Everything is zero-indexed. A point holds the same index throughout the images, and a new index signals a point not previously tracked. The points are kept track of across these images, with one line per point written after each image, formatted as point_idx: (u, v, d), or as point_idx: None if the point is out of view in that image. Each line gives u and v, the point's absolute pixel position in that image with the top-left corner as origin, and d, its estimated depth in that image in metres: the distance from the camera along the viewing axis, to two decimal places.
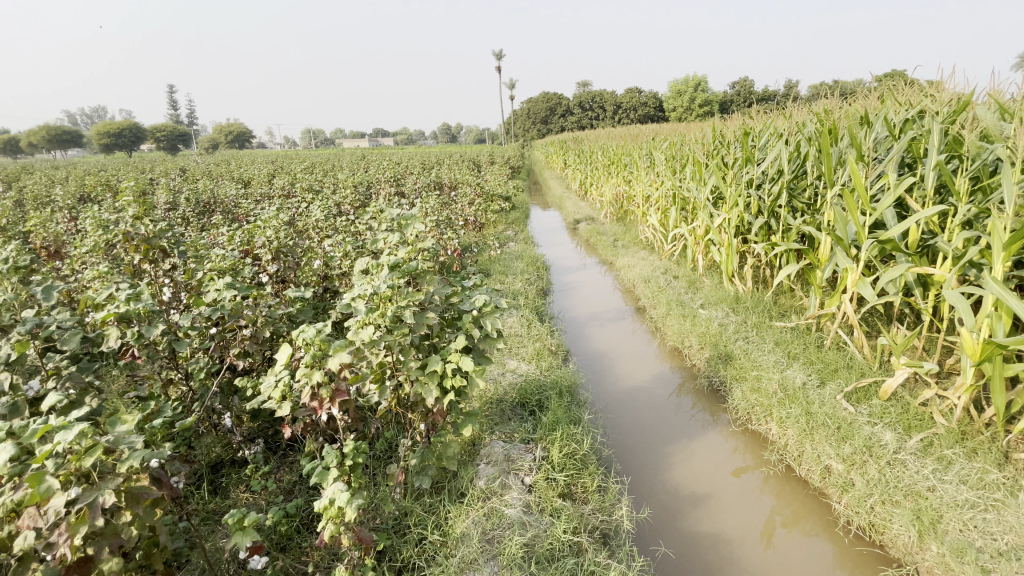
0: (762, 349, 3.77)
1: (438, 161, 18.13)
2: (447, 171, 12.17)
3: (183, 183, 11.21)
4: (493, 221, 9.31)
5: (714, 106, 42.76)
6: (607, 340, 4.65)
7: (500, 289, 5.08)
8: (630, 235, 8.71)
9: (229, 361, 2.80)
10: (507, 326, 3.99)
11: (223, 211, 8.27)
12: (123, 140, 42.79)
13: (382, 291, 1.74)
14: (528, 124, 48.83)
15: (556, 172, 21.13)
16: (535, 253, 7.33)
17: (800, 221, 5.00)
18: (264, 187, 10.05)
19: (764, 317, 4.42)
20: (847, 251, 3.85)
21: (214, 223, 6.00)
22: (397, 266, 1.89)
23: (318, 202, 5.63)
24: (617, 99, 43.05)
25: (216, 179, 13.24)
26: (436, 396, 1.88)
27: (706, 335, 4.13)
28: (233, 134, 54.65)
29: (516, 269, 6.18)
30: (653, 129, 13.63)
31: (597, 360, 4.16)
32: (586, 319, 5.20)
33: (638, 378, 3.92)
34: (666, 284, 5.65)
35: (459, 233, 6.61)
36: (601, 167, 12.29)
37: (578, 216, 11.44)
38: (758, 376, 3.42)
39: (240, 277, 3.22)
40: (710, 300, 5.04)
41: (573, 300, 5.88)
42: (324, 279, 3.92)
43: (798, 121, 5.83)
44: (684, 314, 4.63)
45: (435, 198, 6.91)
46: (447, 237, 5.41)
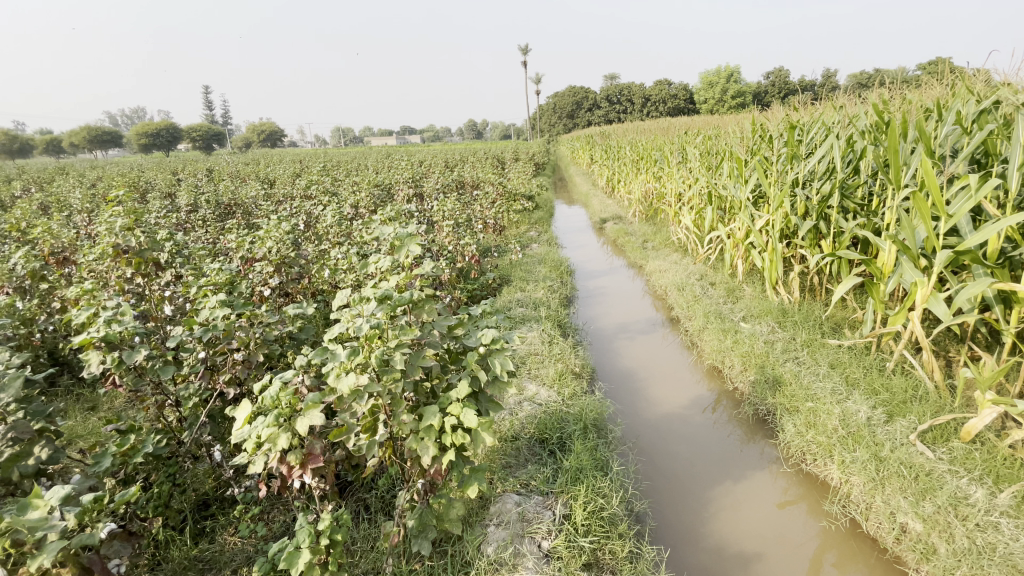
0: (815, 374, 3.34)
1: (461, 159, 17.87)
2: (469, 169, 11.87)
3: (208, 185, 11.31)
4: (515, 222, 8.97)
5: (747, 97, 41.44)
6: (636, 356, 4.26)
7: (521, 299, 4.76)
8: (661, 237, 8.23)
9: (219, 387, 2.56)
10: (527, 343, 3.66)
11: (242, 214, 8.18)
12: (159, 141, 44.08)
13: (364, 332, 1.43)
14: (554, 119, 48.16)
15: (582, 168, 20.66)
16: (559, 256, 6.96)
17: (855, 226, 4.50)
18: (285, 188, 9.96)
19: (815, 335, 3.96)
20: (915, 262, 3.38)
21: (228, 227, 5.85)
22: (387, 298, 1.55)
23: (332, 206, 5.42)
24: (645, 91, 42.04)
25: (240, 179, 13.28)
26: (434, 456, 1.55)
27: (749, 355, 3.72)
28: (264, 134, 55.73)
29: (538, 275, 5.83)
30: (684, 123, 13.01)
31: (627, 381, 3.79)
32: (614, 331, 4.82)
33: (673, 402, 3.53)
34: (702, 292, 5.21)
35: (479, 236, 6.30)
36: (629, 164, 11.79)
37: (605, 215, 10.99)
38: (812, 407, 3.00)
39: (237, 292, 2.98)
40: (752, 313, 4.60)
41: (600, 308, 5.50)
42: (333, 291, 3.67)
43: (849, 112, 5.30)
44: (722, 329, 4.21)
45: (454, 199, 6.62)
46: (465, 242, 5.10)
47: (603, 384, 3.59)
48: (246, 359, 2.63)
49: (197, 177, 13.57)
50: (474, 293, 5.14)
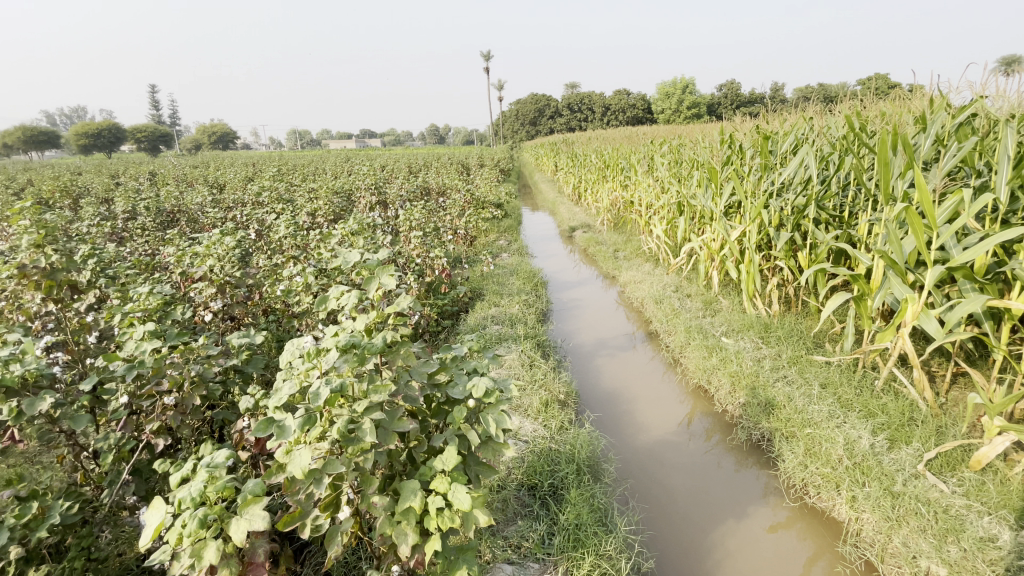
0: (808, 396, 3.19)
1: (425, 165, 17.44)
2: (433, 175, 11.48)
3: (150, 189, 10.47)
4: (483, 230, 8.67)
5: (701, 108, 42.87)
6: (619, 376, 4.02)
7: (495, 316, 4.46)
8: (631, 246, 8.10)
9: (148, 437, 2.16)
10: (504, 368, 3.36)
11: (188, 222, 7.55)
12: (100, 142, 41.47)
13: (324, 400, 1.08)
14: (517, 126, 48.15)
15: (546, 175, 20.61)
16: (531, 267, 6.69)
17: (832, 238, 4.44)
18: (236, 193, 9.32)
19: (801, 350, 3.84)
20: (903, 278, 3.31)
21: (169, 237, 5.30)
22: (353, 346, 1.21)
23: (286, 215, 4.97)
24: (605, 100, 42.72)
25: (187, 184, 12.46)
26: (415, 544, 1.23)
27: (737, 374, 3.55)
28: (215, 135, 53.29)
29: (511, 288, 5.55)
30: (648, 132, 13.09)
31: (613, 404, 3.54)
32: (593, 347, 4.56)
33: (662, 428, 3.30)
34: (680, 305, 5.05)
35: (447, 246, 5.97)
36: (596, 172, 11.69)
37: (573, 223, 10.81)
38: (811, 433, 2.84)
39: (171, 320, 2.56)
40: (733, 327, 4.45)
41: (576, 322, 5.25)
42: (286, 313, 3.26)
43: (821, 124, 5.31)
44: (706, 345, 4.03)
45: (420, 208, 6.26)
46: (434, 254, 4.76)
47: (589, 412, 3.31)
48: (179, 403, 2.22)
49: (140, 180, 12.67)
50: (444, 308, 4.80)
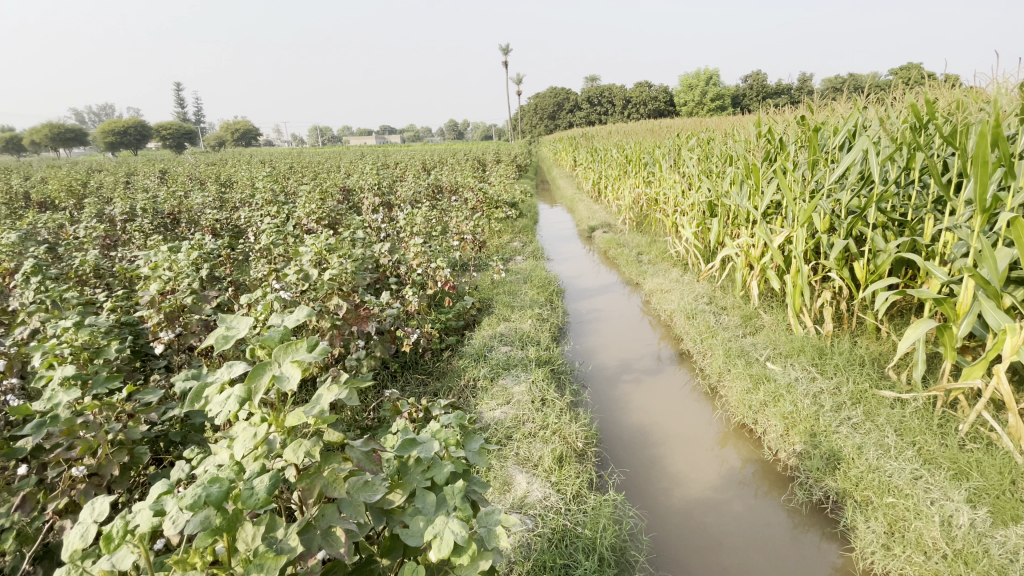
0: (882, 449, 2.60)
1: (441, 160, 17.00)
2: (447, 172, 10.98)
3: (158, 189, 10.21)
4: (496, 231, 8.15)
5: (725, 100, 41.63)
6: (646, 410, 3.46)
7: (504, 335, 3.95)
8: (656, 249, 7.48)
9: (51, 519, 1.70)
10: (511, 407, 2.83)
11: (189, 224, 7.22)
12: (127, 140, 42.15)
13: None
14: (536, 119, 47.42)
15: (565, 171, 19.95)
16: (546, 273, 6.16)
17: (897, 249, 3.81)
18: (243, 192, 8.99)
19: (865, 384, 3.25)
20: (999, 302, 2.70)
21: (155, 243, 4.92)
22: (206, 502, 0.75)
23: (276, 221, 4.53)
24: (625, 93, 41.70)
25: (199, 183, 12.27)
26: None
27: (792, 415, 2.97)
28: (236, 132, 54.06)
29: (524, 299, 5.01)
30: (672, 125, 12.39)
31: (641, 450, 2.99)
32: (616, 371, 4.00)
33: (701, 483, 2.75)
34: (715, 321, 4.46)
35: (455, 252, 5.47)
36: (617, 167, 11.05)
37: (593, 223, 10.19)
38: (893, 505, 2.28)
39: (102, 360, 2.10)
40: (778, 351, 3.85)
41: (596, 339, 4.70)
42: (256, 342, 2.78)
43: (879, 113, 4.64)
44: (750, 374, 3.46)
45: (426, 210, 5.77)
46: (436, 264, 4.24)
47: (612, 467, 2.76)
48: (95, 472, 1.79)
49: (150, 178, 12.46)
50: (448, 325, 4.29)
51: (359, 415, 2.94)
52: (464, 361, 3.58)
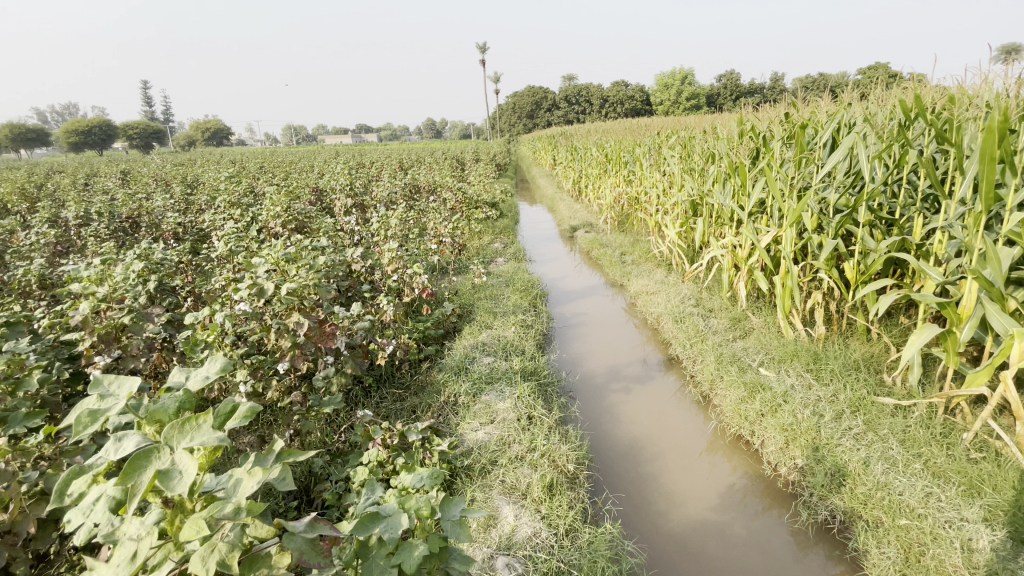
0: (889, 463, 2.46)
1: (418, 160, 16.64)
2: (424, 171, 10.67)
3: (117, 191, 9.66)
4: (476, 232, 7.90)
5: (700, 99, 42.11)
6: (637, 422, 3.27)
7: (486, 345, 3.72)
8: (640, 249, 7.33)
9: None
10: (495, 428, 2.61)
11: (149, 228, 6.79)
12: (90, 140, 40.59)
13: None
14: (514, 118, 47.20)
15: (545, 170, 19.80)
16: (529, 275, 5.95)
17: (890, 249, 3.71)
18: (208, 193, 8.53)
19: (862, 391, 3.13)
20: (1003, 305, 2.60)
21: (106, 249, 4.53)
22: None
23: (238, 225, 4.20)
24: (603, 92, 41.99)
25: (163, 184, 11.65)
26: None
27: (792, 427, 2.83)
28: (208, 131, 52.70)
29: (506, 305, 4.79)
30: (652, 124, 12.30)
31: (635, 469, 2.80)
32: (604, 380, 3.80)
33: (701, 504, 2.58)
34: (704, 325, 4.31)
35: (433, 255, 5.22)
36: (597, 166, 10.91)
37: (574, 222, 10.00)
38: (907, 527, 2.14)
39: (19, 394, 1.80)
40: (770, 356, 3.71)
41: (582, 345, 4.51)
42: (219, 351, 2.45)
43: (866, 110, 4.56)
44: (744, 382, 3.31)
45: (402, 211, 5.50)
46: (412, 270, 3.98)
47: (606, 493, 2.55)
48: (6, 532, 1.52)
49: (113, 179, 11.88)
50: (426, 334, 4.04)
51: (328, 440, 2.68)
52: (443, 374, 3.34)
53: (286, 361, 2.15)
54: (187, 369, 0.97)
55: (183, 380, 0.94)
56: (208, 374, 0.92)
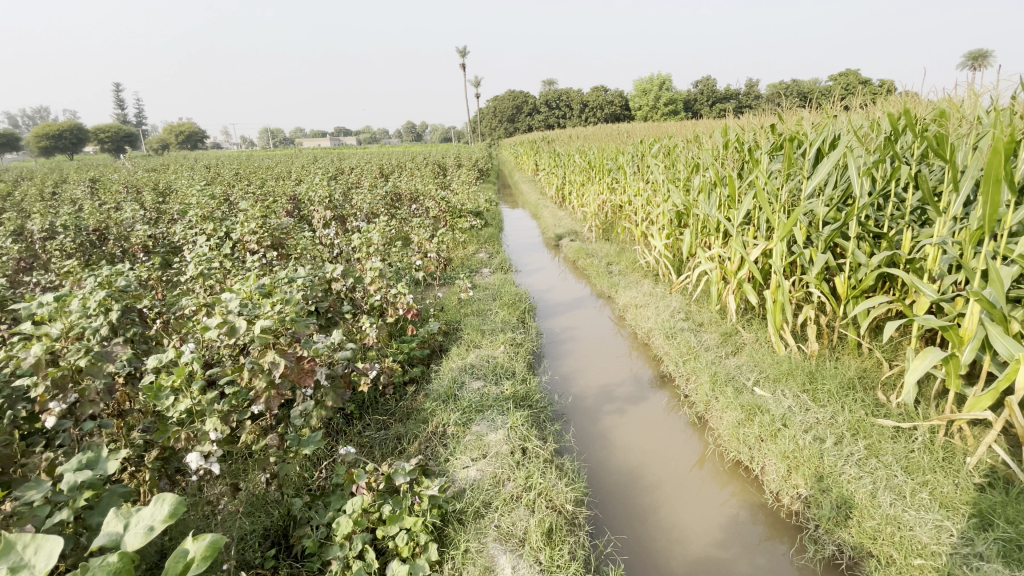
0: (894, 493, 2.40)
1: (399, 165, 16.39)
2: (405, 178, 10.45)
3: (81, 199, 9.19)
4: (460, 241, 7.73)
5: (678, 105, 42.70)
6: (633, 448, 3.16)
7: (475, 368, 3.57)
8: (626, 259, 7.26)
9: None
10: (488, 464, 2.48)
11: (115, 241, 6.44)
12: (56, 143, 39.17)
13: None
14: (495, 122, 47.12)
15: (526, 175, 19.73)
16: (515, 288, 5.81)
17: (883, 265, 3.69)
18: (179, 202, 8.17)
19: (860, 412, 3.08)
20: (1006, 327, 2.58)
21: (66, 268, 4.23)
22: None
23: (210, 243, 3.97)
24: (583, 98, 42.27)
25: (132, 191, 11.17)
26: None
27: (794, 454, 2.75)
28: (181, 133, 51.48)
29: (494, 321, 4.64)
30: (634, 131, 12.32)
31: (634, 502, 2.68)
32: (597, 401, 3.68)
33: (704, 539, 2.47)
34: (696, 340, 4.23)
35: (416, 270, 5.04)
36: (581, 173, 10.86)
37: (558, 230, 9.90)
38: (921, 567, 2.11)
39: None
40: (765, 375, 3.64)
41: (571, 362, 4.39)
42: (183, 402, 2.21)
43: (852, 123, 4.57)
44: (741, 404, 3.23)
45: (384, 224, 5.30)
46: (397, 289, 3.81)
47: (608, 534, 2.42)
48: None
49: (80, 186, 11.37)
50: (411, 355, 3.87)
51: (308, 479, 2.50)
52: (430, 401, 3.18)
53: (262, 403, 1.99)
54: (124, 513, 1.09)
55: (123, 531, 1.06)
56: (150, 523, 1.06)
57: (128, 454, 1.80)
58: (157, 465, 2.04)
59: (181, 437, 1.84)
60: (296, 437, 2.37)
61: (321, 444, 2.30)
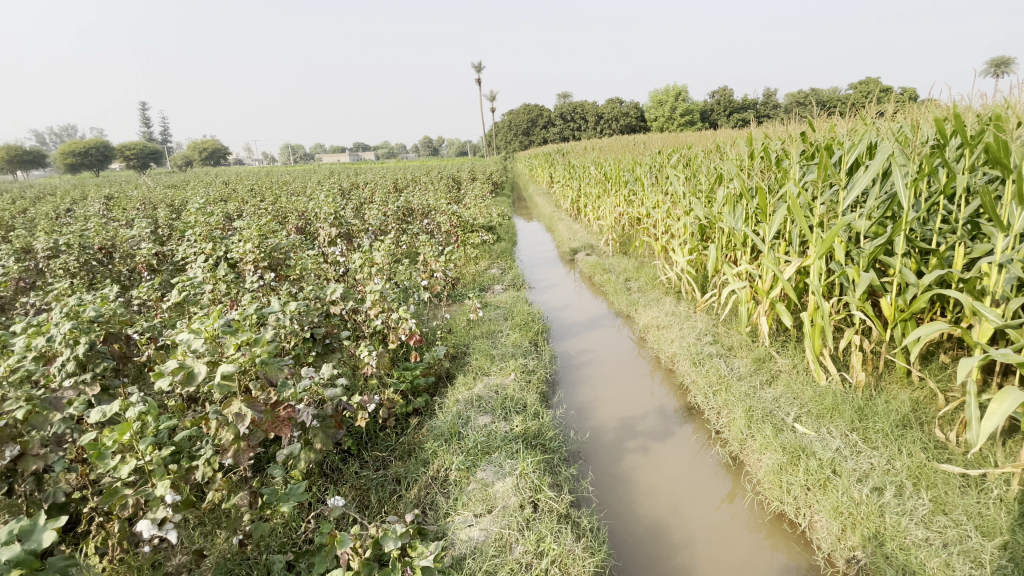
0: (970, 561, 2.04)
1: (413, 179, 16.25)
2: (418, 192, 10.26)
3: (94, 216, 9.17)
4: (472, 258, 7.46)
5: (694, 116, 42.48)
6: (660, 494, 2.81)
7: (482, 400, 3.27)
8: (645, 275, 6.90)
9: None
10: (492, 522, 2.20)
11: (120, 260, 6.32)
12: (86, 162, 40.46)
13: None
14: (510, 136, 47.40)
15: (542, 187, 19.55)
16: (528, 306, 5.50)
17: (937, 286, 3.31)
18: (188, 219, 8.06)
19: (920, 455, 2.69)
20: None
21: (59, 293, 4.06)
22: None
23: (203, 265, 3.75)
24: (598, 110, 42.18)
25: (150, 208, 11.24)
26: None
27: (847, 509, 2.38)
28: (205, 151, 52.94)
29: (505, 345, 4.34)
30: (651, 141, 12.03)
31: (663, 564, 2.34)
32: (617, 437, 3.35)
33: None
34: (726, 367, 3.87)
35: (424, 289, 4.78)
36: (596, 185, 10.55)
37: (574, 244, 9.58)
38: None
39: None
40: (806, 409, 3.26)
41: (589, 390, 4.05)
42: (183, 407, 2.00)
43: (896, 128, 4.18)
44: (783, 445, 2.86)
45: (390, 240, 5.06)
46: (398, 313, 3.54)
47: None
48: None
49: (99, 203, 11.45)
50: (414, 384, 3.57)
51: (291, 535, 2.22)
52: (433, 439, 2.88)
53: (228, 458, 1.72)
54: None
55: None
56: None
57: (68, 522, 1.55)
58: (114, 528, 1.80)
59: (129, 503, 1.60)
60: (274, 489, 2.08)
61: (302, 498, 2.01)
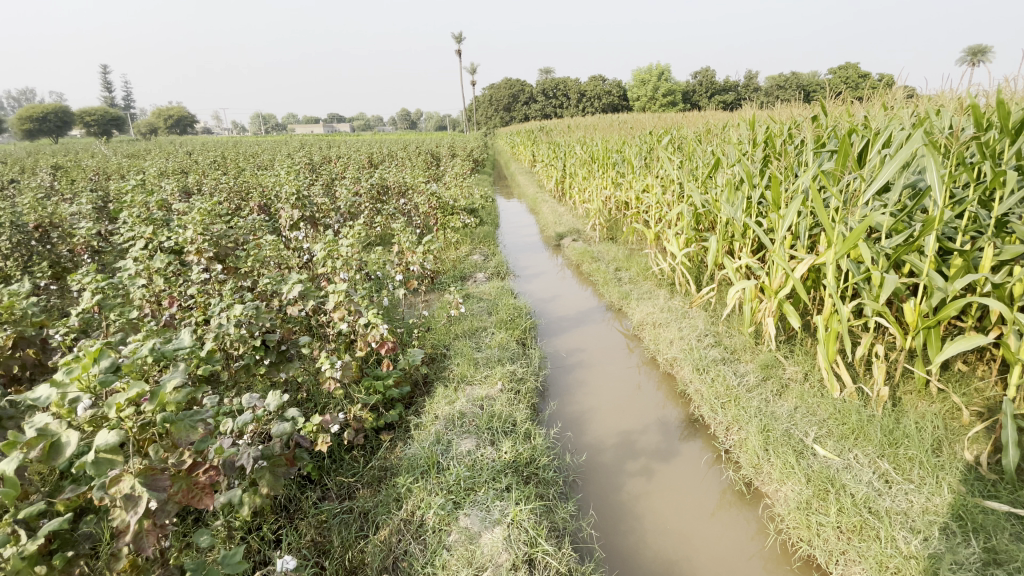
0: None
1: (389, 154, 15.43)
2: (395, 169, 9.59)
3: (30, 187, 8.24)
4: (452, 243, 6.94)
5: (677, 96, 42.04)
6: (670, 532, 2.46)
7: (465, 420, 2.84)
8: (637, 265, 6.51)
9: None
10: None
11: (54, 241, 5.58)
12: (39, 127, 37.89)
13: None
14: (491, 111, 46.28)
15: (523, 166, 18.94)
16: (514, 300, 5.05)
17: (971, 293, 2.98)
18: (136, 193, 7.27)
19: (960, 489, 2.39)
20: None
21: None
22: None
23: (134, 256, 3.16)
24: (581, 87, 41.33)
25: (97, 179, 10.27)
26: None
27: (893, 563, 2.06)
28: (169, 118, 50.23)
29: (489, 347, 3.90)
30: (639, 120, 11.55)
31: None
32: (617, 458, 2.98)
33: None
34: (733, 376, 3.52)
35: (398, 282, 4.28)
36: (583, 165, 10.06)
37: (560, 228, 9.13)
38: None
39: None
40: (825, 428, 2.94)
41: (582, 399, 3.66)
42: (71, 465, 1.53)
43: (922, 113, 3.80)
44: (808, 476, 2.52)
45: (360, 226, 4.51)
46: (367, 316, 3.05)
47: None
48: None
49: (41, 173, 10.40)
50: (386, 395, 3.11)
51: None
52: (408, 470, 2.46)
53: (125, 542, 1.28)
54: None
55: None
56: None
57: None
58: None
59: None
60: (201, 559, 1.63)
61: (238, 572, 1.56)
